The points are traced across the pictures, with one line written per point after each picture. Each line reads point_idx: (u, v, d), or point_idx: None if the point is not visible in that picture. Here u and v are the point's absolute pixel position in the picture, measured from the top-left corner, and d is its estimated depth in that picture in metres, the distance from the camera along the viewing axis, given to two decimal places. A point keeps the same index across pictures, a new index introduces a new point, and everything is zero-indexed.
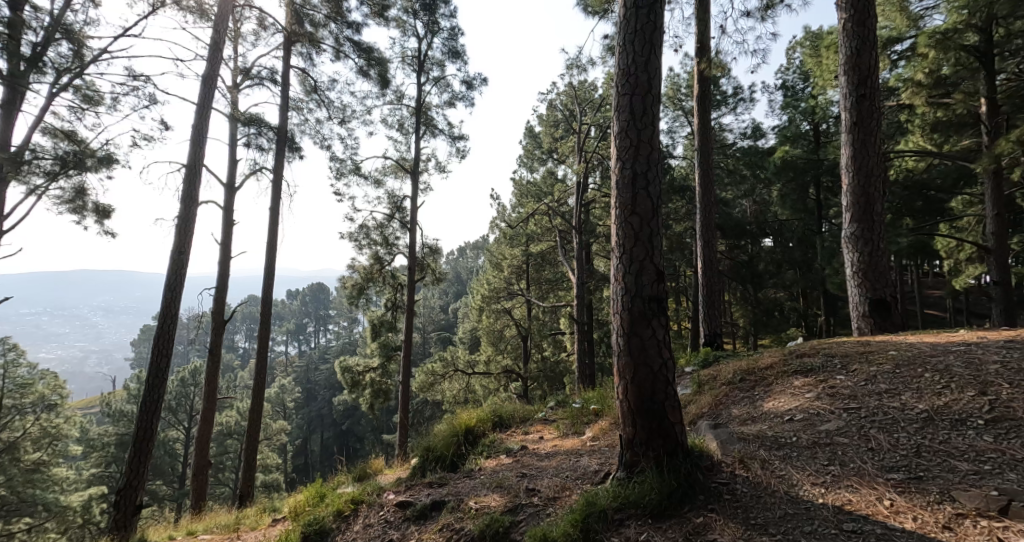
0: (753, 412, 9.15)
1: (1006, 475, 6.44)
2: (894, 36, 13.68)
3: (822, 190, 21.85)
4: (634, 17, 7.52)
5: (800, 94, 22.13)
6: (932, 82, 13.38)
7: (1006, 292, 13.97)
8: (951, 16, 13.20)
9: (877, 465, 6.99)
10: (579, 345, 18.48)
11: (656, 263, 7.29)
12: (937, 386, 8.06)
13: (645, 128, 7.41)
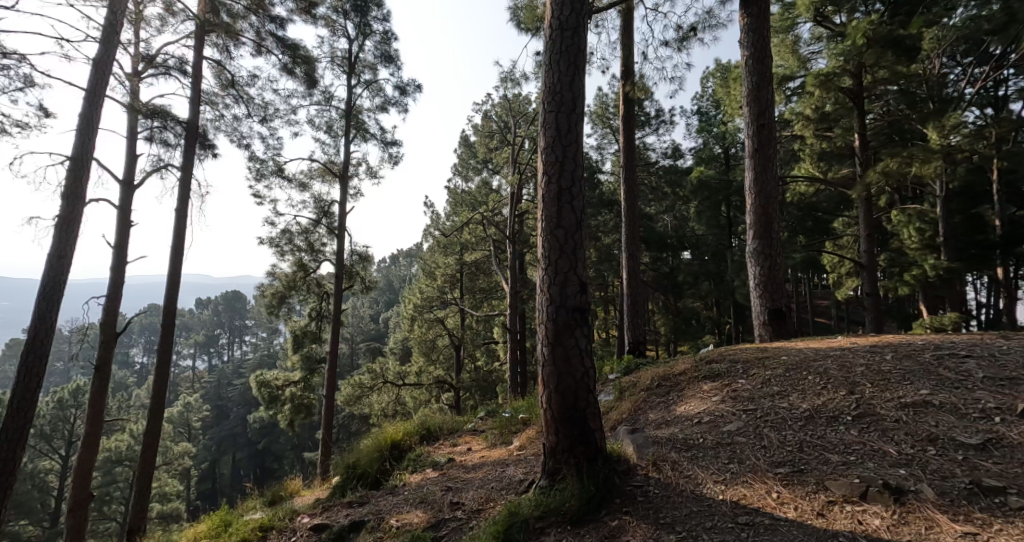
0: (651, 406, 7.78)
1: (866, 463, 5.33)
2: (788, 74, 13.43)
3: (727, 214, 21.32)
4: (557, 39, 6.11)
5: (713, 120, 22.10)
6: (817, 118, 13.26)
7: (877, 306, 13.61)
8: (832, 60, 12.33)
9: (766, 458, 5.73)
10: (512, 355, 15.25)
11: (579, 275, 5.86)
12: (818, 384, 6.79)
13: (572, 170, 5.96)
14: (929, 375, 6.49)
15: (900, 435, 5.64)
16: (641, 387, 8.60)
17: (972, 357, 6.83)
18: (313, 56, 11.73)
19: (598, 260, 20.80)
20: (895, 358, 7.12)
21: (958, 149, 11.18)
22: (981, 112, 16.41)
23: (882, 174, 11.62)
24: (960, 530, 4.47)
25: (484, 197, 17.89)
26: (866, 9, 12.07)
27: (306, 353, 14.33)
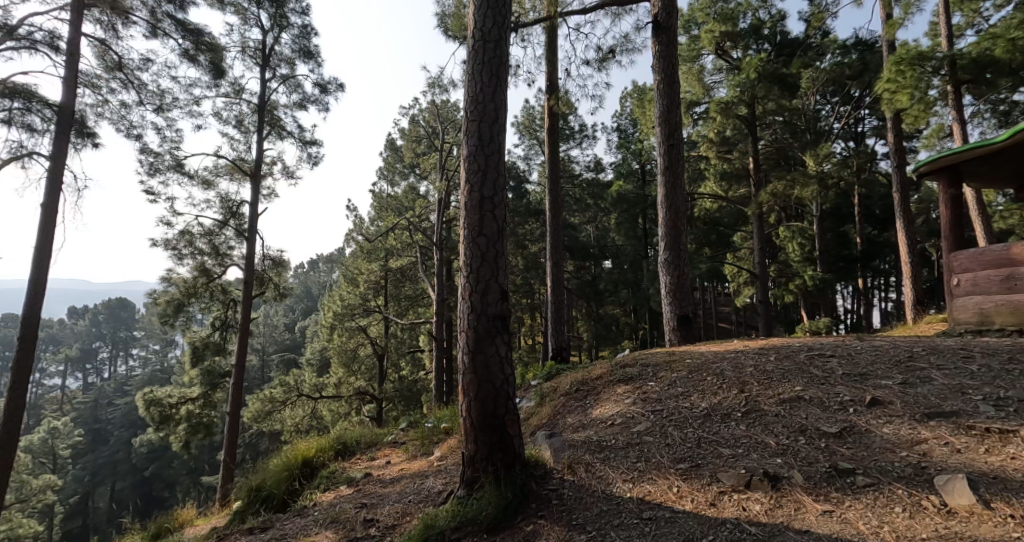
0: (570, 411, 7.07)
1: (752, 454, 4.84)
2: (693, 100, 14.47)
3: (643, 226, 22.43)
4: (479, 51, 5.30)
5: (631, 138, 23.36)
6: (718, 141, 14.65)
7: (767, 312, 14.76)
8: (731, 91, 13.43)
9: (670, 455, 5.18)
10: (437, 364, 15.20)
11: (502, 283, 5.11)
12: (715, 383, 6.33)
13: (497, 182, 5.17)
14: (802, 373, 6.04)
15: (777, 427, 5.15)
16: (561, 393, 7.79)
17: (839, 357, 6.37)
18: (219, 44, 11.11)
19: (524, 268, 21.21)
20: (776, 359, 6.64)
21: (830, 176, 12.75)
22: (847, 145, 18.74)
23: (771, 195, 12.96)
24: (821, 509, 4.08)
25: (410, 202, 18.09)
26: (757, 47, 13.41)
27: (207, 368, 13.21)
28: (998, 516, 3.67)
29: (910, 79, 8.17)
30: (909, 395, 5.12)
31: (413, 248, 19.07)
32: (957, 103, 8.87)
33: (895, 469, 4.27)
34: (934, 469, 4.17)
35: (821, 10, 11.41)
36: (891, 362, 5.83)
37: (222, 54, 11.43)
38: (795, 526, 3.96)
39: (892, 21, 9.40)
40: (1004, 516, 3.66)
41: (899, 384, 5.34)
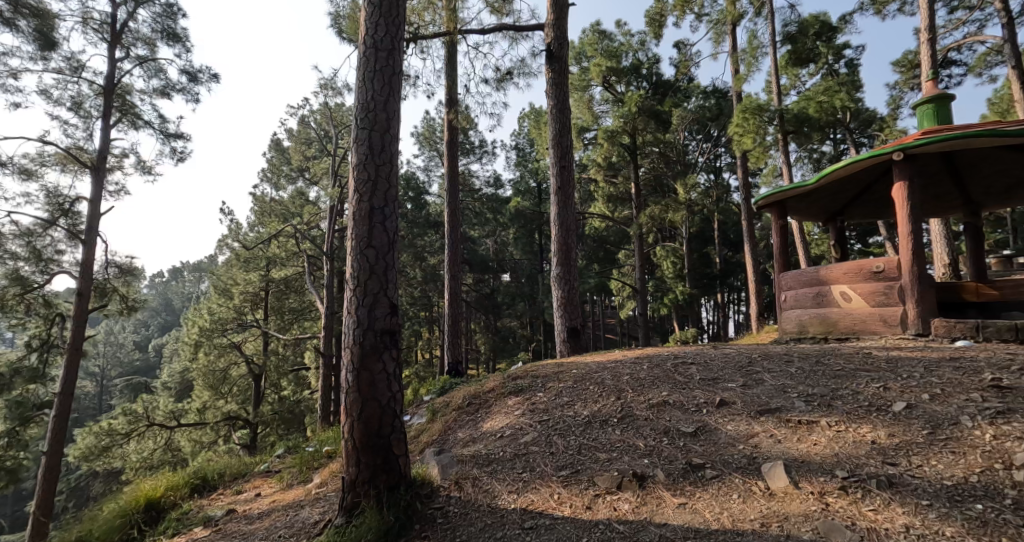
0: (462, 425, 5.92)
1: (630, 457, 4.38)
2: (583, 126, 15.39)
3: (540, 241, 23.21)
4: (369, 58, 4.63)
5: (528, 157, 24.21)
6: (605, 166, 15.83)
7: (644, 321, 15.54)
8: (615, 122, 14.50)
9: (551, 462, 4.60)
10: (323, 384, 14.14)
11: (391, 297, 4.52)
12: (594, 388, 5.70)
13: (387, 191, 4.59)
14: (667, 377, 5.64)
15: (645, 430, 4.70)
16: (453, 407, 6.52)
17: (700, 364, 6.03)
18: (47, 9, 8.70)
19: (422, 280, 20.79)
20: (646, 367, 6.15)
21: (696, 205, 14.35)
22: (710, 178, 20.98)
23: (649, 219, 14.17)
24: (677, 503, 3.82)
25: (298, 208, 17.09)
26: (637, 84, 14.76)
27: (17, 400, 10.25)
28: (808, 495, 3.56)
29: (752, 125, 9.65)
30: (749, 393, 4.90)
31: (299, 256, 17.70)
32: (787, 150, 10.42)
33: (731, 459, 4.07)
34: (763, 458, 3.99)
35: (687, 59, 12.95)
36: (734, 365, 5.74)
37: (52, 22, 8.96)
38: (652, 520, 3.74)
39: (740, 75, 10.97)
40: (814, 493, 3.56)
41: (739, 385, 5.12)
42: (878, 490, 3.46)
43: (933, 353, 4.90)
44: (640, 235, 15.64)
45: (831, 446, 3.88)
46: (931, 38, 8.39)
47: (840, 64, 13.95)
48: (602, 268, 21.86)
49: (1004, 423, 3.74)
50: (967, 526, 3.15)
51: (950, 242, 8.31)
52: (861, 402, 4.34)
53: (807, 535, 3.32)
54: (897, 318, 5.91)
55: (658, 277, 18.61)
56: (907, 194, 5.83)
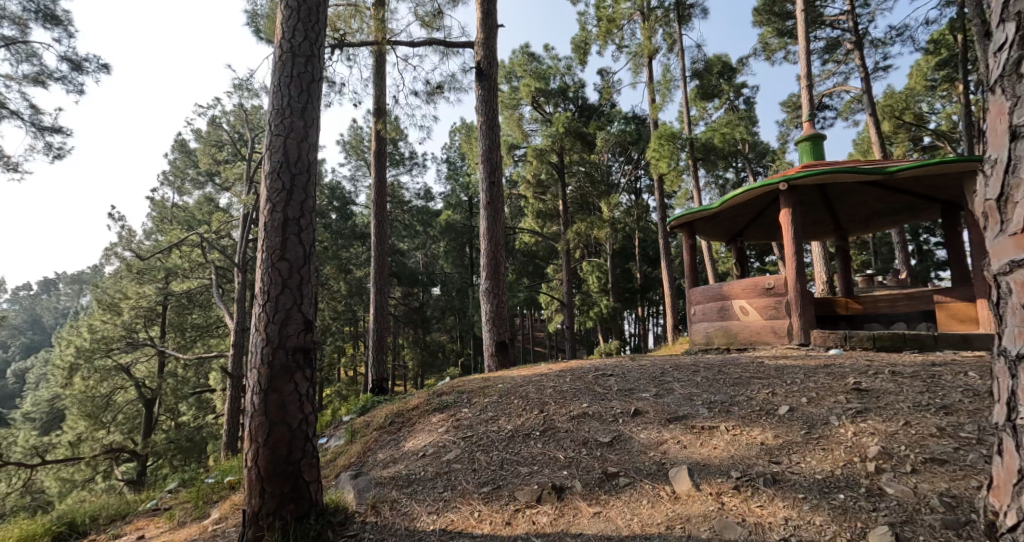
0: (384, 446, 4.98)
1: (556, 471, 3.77)
2: (514, 143, 15.67)
3: (470, 255, 23.35)
4: (284, 64, 3.95)
5: (459, 171, 24.33)
6: (535, 183, 16.37)
7: (572, 333, 15.53)
8: (545, 140, 14.96)
9: (474, 481, 3.88)
10: (227, 409, 12.59)
11: (307, 312, 3.85)
12: (519, 404, 5.01)
13: (304, 201, 3.91)
14: (590, 390, 5.17)
15: (565, 442, 4.15)
16: (375, 429, 5.56)
17: (617, 375, 5.78)
18: None
19: (347, 293, 20.07)
20: (570, 380, 5.60)
21: (618, 224, 15.06)
22: (632, 198, 22.02)
23: (576, 235, 14.64)
24: (593, 512, 3.33)
25: (205, 215, 15.70)
26: (564, 106, 15.41)
27: None
28: (707, 496, 3.24)
29: (666, 150, 10.34)
30: (661, 402, 4.67)
31: (205, 270, 16.02)
32: (696, 176, 11.24)
33: (638, 466, 3.70)
34: (671, 464, 3.65)
35: (611, 87, 13.77)
36: (648, 376, 5.74)
37: None
38: (568, 531, 3.21)
39: (655, 104, 11.73)
40: (711, 494, 3.25)
41: (653, 395, 4.90)
42: (765, 487, 3.21)
43: (812, 361, 5.40)
44: (568, 252, 15.72)
45: (728, 450, 3.64)
46: (807, 84, 9.34)
47: (739, 101, 15.20)
48: (532, 282, 21.95)
49: (860, 420, 3.78)
50: (833, 515, 2.92)
51: (826, 261, 9.19)
52: (754, 406, 4.37)
53: (704, 534, 2.97)
54: (784, 330, 6.54)
55: (587, 294, 18.73)
56: (792, 219, 6.49)
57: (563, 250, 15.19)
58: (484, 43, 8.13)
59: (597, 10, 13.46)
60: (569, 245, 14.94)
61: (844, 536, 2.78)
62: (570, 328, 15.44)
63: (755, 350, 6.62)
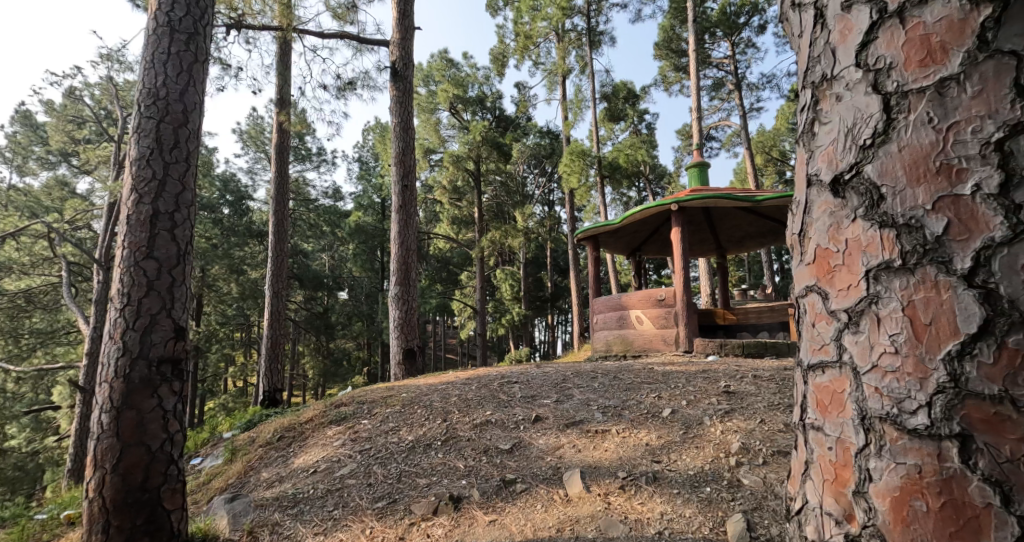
0: (269, 463, 4.40)
1: (458, 480, 3.52)
2: (430, 147, 15.39)
3: (381, 259, 22.58)
4: (156, 39, 3.31)
5: (373, 171, 23.43)
6: (451, 190, 16.13)
7: (483, 341, 15.38)
8: (462, 147, 14.91)
9: (368, 496, 3.47)
10: (79, 426, 10.98)
11: (178, 317, 3.20)
12: (421, 415, 4.67)
13: (179, 193, 3.28)
14: (491, 398, 5.03)
15: (466, 450, 3.93)
16: (260, 445, 4.87)
17: (521, 383, 5.79)
18: None
19: (239, 295, 18.15)
20: (476, 387, 5.45)
21: (532, 234, 15.23)
22: (545, 209, 22.56)
23: (490, 243, 14.78)
24: (488, 520, 3.11)
25: (60, 204, 13.88)
26: (482, 115, 15.57)
27: None
28: (596, 497, 3.20)
29: (577, 166, 10.83)
30: (560, 408, 4.78)
31: (51, 265, 13.92)
32: (604, 193, 11.83)
33: (536, 469, 3.61)
34: (565, 468, 3.60)
35: (526, 100, 14.18)
36: (550, 382, 5.83)
37: None
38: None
39: (567, 122, 12.21)
40: (599, 495, 3.23)
41: (553, 401, 5.01)
42: (646, 485, 3.30)
43: (693, 367, 5.83)
44: (481, 259, 15.61)
45: (618, 451, 3.79)
46: (698, 116, 10.16)
47: (642, 125, 16.10)
48: (444, 288, 21.61)
49: (728, 420, 4.17)
50: (701, 505, 3.07)
51: (711, 276, 9.98)
52: (644, 409, 4.69)
53: (591, 533, 2.88)
54: (673, 338, 7.05)
55: (499, 304, 18.62)
56: (681, 237, 7.04)
57: (477, 257, 15.11)
58: (399, 42, 7.43)
59: (515, 25, 13.79)
60: (484, 252, 14.92)
61: (708, 525, 2.85)
62: (482, 336, 15.46)
63: (647, 356, 7.07)
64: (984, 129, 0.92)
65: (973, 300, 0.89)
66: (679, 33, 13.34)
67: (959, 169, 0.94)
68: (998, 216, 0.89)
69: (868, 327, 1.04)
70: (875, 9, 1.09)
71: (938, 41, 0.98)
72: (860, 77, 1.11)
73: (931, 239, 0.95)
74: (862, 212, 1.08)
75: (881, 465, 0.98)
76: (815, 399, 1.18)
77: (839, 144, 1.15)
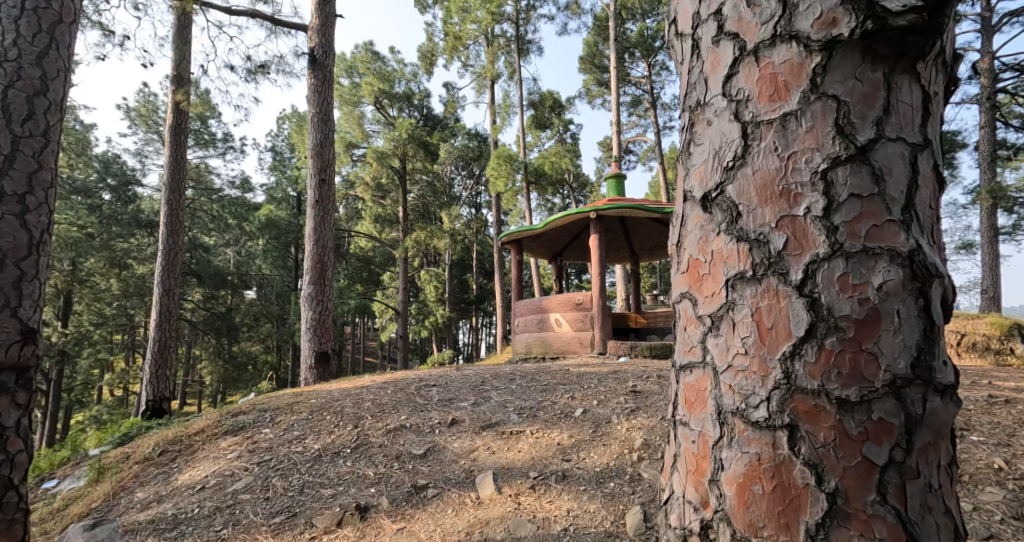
0: (146, 482, 3.67)
1: (368, 489, 3.32)
2: (353, 142, 14.77)
3: (295, 256, 19.33)
4: None
5: (287, 163, 19.55)
6: (373, 187, 15.57)
7: (404, 343, 15.04)
8: (385, 143, 14.45)
9: (264, 513, 3.11)
10: None
11: (31, 319, 2.14)
12: (330, 426, 4.25)
13: (33, 171, 2.23)
14: (408, 403, 4.95)
15: (377, 458, 3.74)
16: (135, 462, 4.03)
17: (439, 386, 5.76)
18: None
19: (121, 293, 13.78)
20: (392, 391, 5.39)
21: (458, 236, 15.12)
22: (471, 211, 22.62)
23: (415, 243, 14.52)
24: (395, 528, 2.96)
25: None
26: (409, 112, 15.41)
27: None
28: (506, 498, 3.22)
29: (504, 170, 10.92)
30: (477, 411, 4.80)
31: None
32: (529, 197, 12.00)
33: (447, 475, 3.52)
34: (478, 471, 3.57)
35: (454, 101, 14.13)
36: (469, 385, 5.83)
37: None
38: None
39: (495, 126, 12.34)
40: (511, 495, 3.24)
41: (471, 404, 5.03)
42: (555, 483, 3.38)
43: (606, 369, 6.08)
44: (405, 259, 15.26)
45: (530, 452, 3.84)
46: (618, 129, 10.51)
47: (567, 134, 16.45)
48: (364, 287, 20.97)
49: (635, 418, 4.38)
50: (605, 500, 3.19)
51: (628, 281, 10.39)
52: (557, 410, 4.81)
53: (500, 534, 2.87)
54: (589, 340, 7.31)
55: (422, 305, 18.33)
56: (598, 244, 7.29)
57: (399, 257, 14.75)
58: (319, 27, 6.63)
59: (444, 24, 13.71)
60: (406, 252, 14.61)
61: (609, 519, 2.96)
62: (403, 338, 15.15)
63: (564, 358, 7.28)
64: (814, 159, 1.07)
65: (802, 306, 1.04)
66: (602, 49, 13.83)
67: (795, 194, 1.08)
68: (823, 235, 1.04)
69: (725, 331, 1.14)
70: (737, 44, 1.20)
71: (783, 79, 1.12)
72: (725, 105, 1.21)
73: (775, 253, 1.08)
74: (724, 227, 1.18)
75: (731, 454, 1.09)
76: (682, 397, 1.25)
77: (708, 164, 1.24)
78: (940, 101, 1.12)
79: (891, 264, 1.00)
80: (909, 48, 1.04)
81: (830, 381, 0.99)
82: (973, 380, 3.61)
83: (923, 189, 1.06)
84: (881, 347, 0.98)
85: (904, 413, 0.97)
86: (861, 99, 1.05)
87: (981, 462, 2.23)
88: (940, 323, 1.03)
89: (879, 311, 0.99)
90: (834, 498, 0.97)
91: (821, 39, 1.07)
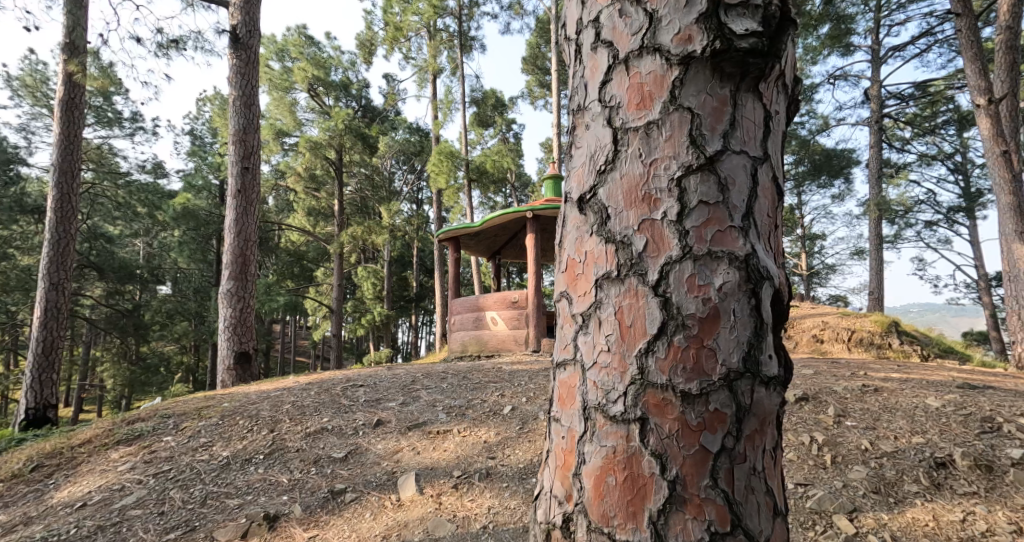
0: (14, 502, 3.43)
1: (279, 497, 3.22)
2: (284, 129, 14.19)
3: (217, 250, 18.08)
4: None
5: (206, 148, 18.00)
6: (306, 177, 15.01)
7: (338, 342, 14.56)
8: (321, 133, 13.98)
9: (156, 528, 2.95)
10: None
11: None
12: (241, 431, 4.11)
13: None
14: (331, 404, 4.82)
15: (293, 463, 3.64)
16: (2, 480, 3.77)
17: (368, 386, 5.65)
18: None
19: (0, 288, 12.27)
20: (315, 393, 5.24)
21: (398, 232, 14.84)
22: (412, 207, 22.27)
23: (352, 238, 14.13)
24: (308, 537, 2.88)
25: None
26: (346, 102, 15.00)
27: None
28: (428, 498, 3.18)
29: (445, 166, 10.86)
30: (404, 411, 4.72)
31: None
32: (470, 194, 11.90)
33: (369, 477, 3.46)
34: (401, 472, 3.52)
35: (394, 93, 13.84)
36: (398, 385, 5.74)
37: None
38: None
39: (437, 122, 12.21)
40: (432, 496, 3.21)
41: (399, 404, 4.95)
42: (478, 482, 3.37)
43: (537, 367, 6.15)
44: (340, 254, 14.76)
45: (457, 451, 3.81)
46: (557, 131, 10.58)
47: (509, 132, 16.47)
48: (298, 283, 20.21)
49: None
50: (525, 497, 3.20)
51: None
52: (486, 408, 4.81)
53: (417, 536, 2.84)
54: (523, 338, 7.38)
55: (359, 303, 17.86)
56: (534, 243, 7.32)
57: (335, 253, 14.26)
58: (242, 4, 6.39)
59: (384, 14, 13.42)
60: (341, 248, 14.14)
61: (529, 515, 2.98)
62: (338, 336, 14.69)
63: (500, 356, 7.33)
64: (671, 166, 1.11)
65: (657, 306, 1.07)
66: (545, 51, 14.01)
67: (655, 199, 1.11)
68: (675, 238, 1.08)
69: (592, 329, 1.15)
70: (610, 52, 1.21)
71: (648, 89, 1.15)
72: (600, 111, 1.22)
73: (636, 254, 1.11)
74: (596, 228, 1.18)
75: (591, 448, 1.11)
76: (556, 393, 1.24)
77: (585, 167, 1.23)
78: (782, 120, 1.19)
79: (729, 268, 1.06)
80: (751, 68, 1.11)
81: (676, 377, 1.04)
82: (855, 372, 3.84)
83: (763, 198, 1.12)
84: (718, 344, 1.03)
85: (736, 405, 1.03)
86: (710, 112, 1.10)
87: (851, 444, 2.38)
88: (773, 322, 1.10)
89: (719, 310, 1.04)
90: (674, 485, 1.01)
91: (679, 54, 1.12)
